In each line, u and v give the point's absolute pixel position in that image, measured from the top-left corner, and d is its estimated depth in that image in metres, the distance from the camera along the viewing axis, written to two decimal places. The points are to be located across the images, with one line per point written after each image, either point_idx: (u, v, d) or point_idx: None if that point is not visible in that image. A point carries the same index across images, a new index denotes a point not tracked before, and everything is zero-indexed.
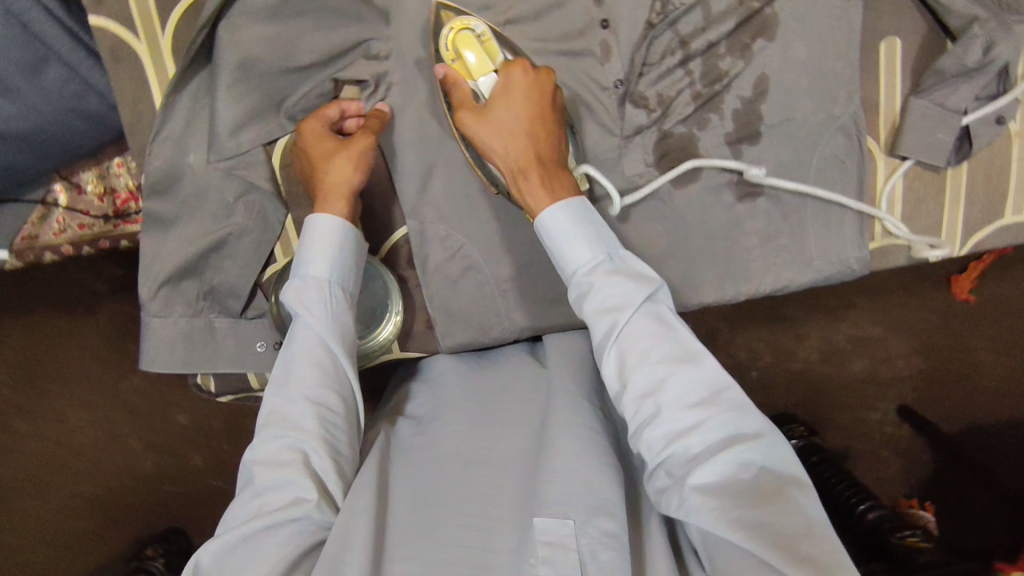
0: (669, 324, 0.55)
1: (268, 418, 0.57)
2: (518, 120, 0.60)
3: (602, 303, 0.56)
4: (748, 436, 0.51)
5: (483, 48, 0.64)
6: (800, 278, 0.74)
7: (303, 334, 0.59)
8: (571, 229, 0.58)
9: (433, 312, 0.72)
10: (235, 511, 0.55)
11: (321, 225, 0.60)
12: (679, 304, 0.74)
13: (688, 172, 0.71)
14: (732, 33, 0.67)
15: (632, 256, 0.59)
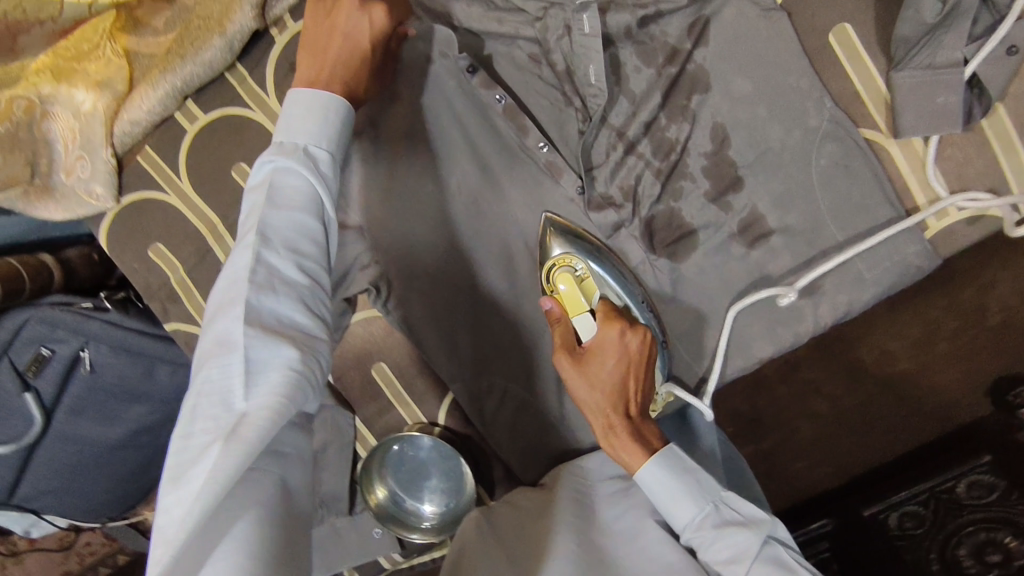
0: (790, 568, 0.55)
1: (257, 278, 0.51)
2: (614, 386, 0.62)
3: (721, 555, 0.56)
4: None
5: (582, 287, 0.67)
6: (858, 296, 0.65)
7: (287, 192, 0.55)
8: (672, 482, 0.59)
9: (506, 456, 0.77)
10: (203, 433, 0.46)
11: (321, 97, 0.59)
12: (737, 368, 0.70)
13: (686, 244, 0.68)
14: (664, 102, 0.65)
15: (740, 499, 0.59)
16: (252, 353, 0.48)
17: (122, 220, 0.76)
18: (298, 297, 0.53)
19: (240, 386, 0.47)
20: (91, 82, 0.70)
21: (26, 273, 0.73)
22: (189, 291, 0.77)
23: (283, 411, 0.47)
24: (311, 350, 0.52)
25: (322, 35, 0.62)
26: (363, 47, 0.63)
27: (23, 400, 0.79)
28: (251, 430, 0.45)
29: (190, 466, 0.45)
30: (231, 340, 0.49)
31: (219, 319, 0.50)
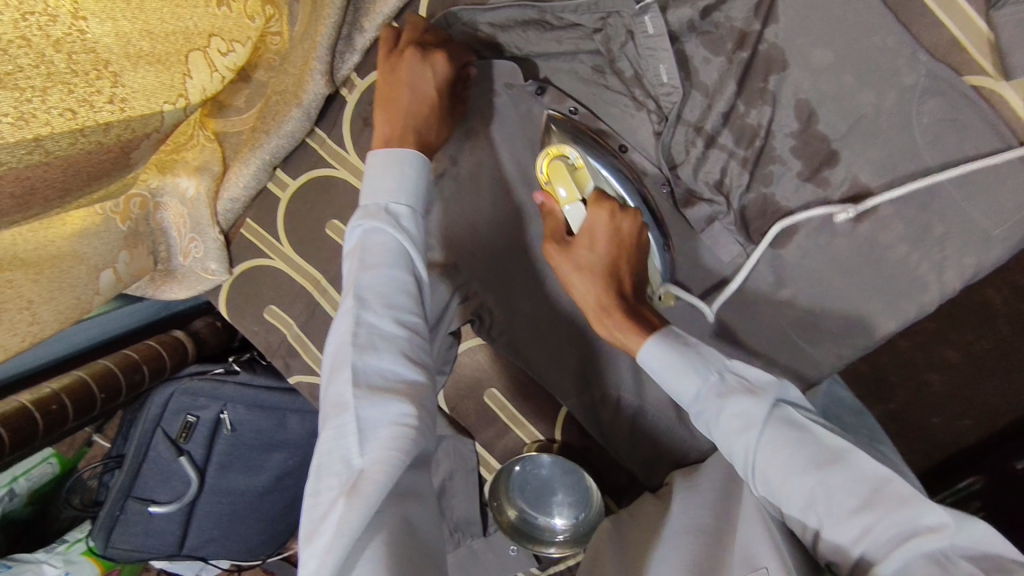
0: (805, 423, 0.51)
1: (357, 340, 0.54)
2: (601, 267, 0.59)
3: (729, 428, 0.52)
4: (926, 529, 0.43)
5: (575, 178, 0.64)
6: (988, 256, 0.60)
7: (377, 253, 0.58)
8: (674, 359, 0.55)
9: (629, 465, 0.76)
10: (330, 491, 0.50)
11: (397, 155, 0.61)
12: (859, 348, 0.66)
13: (785, 227, 0.65)
14: (741, 89, 0.62)
15: (745, 365, 0.55)
16: (363, 413, 0.52)
17: (239, 287, 0.83)
18: (400, 349, 0.56)
19: (356, 445, 0.50)
20: (191, 169, 0.74)
21: (165, 350, 0.80)
22: (306, 345, 0.81)
23: (396, 464, 0.49)
24: (420, 396, 0.54)
25: (388, 93, 0.64)
26: (432, 96, 0.64)
27: (179, 463, 0.87)
28: (370, 486, 0.48)
29: (323, 522, 0.49)
30: (343, 403, 0.52)
31: (332, 383, 0.54)
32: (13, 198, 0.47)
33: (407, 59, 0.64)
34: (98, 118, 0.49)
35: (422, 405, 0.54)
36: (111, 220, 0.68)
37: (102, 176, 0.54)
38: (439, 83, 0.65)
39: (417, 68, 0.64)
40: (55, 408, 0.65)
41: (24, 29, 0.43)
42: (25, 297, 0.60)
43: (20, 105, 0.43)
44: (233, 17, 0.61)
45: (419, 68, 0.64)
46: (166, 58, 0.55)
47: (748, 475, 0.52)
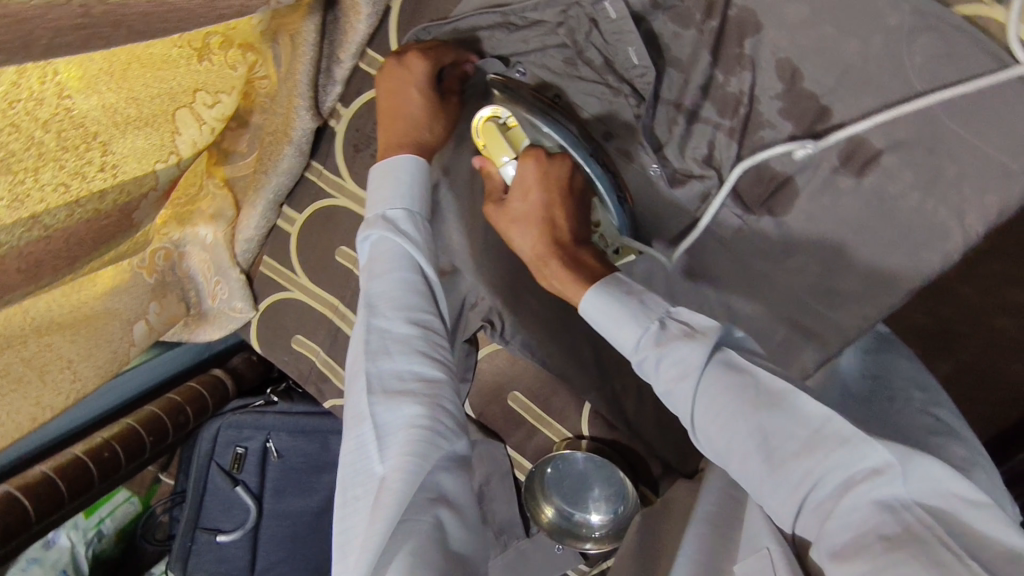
0: (742, 368, 0.50)
1: (370, 347, 0.56)
2: (535, 217, 0.62)
3: (669, 376, 0.51)
4: (868, 471, 0.43)
5: (508, 139, 0.64)
6: (1012, 193, 0.55)
7: (384, 259, 0.60)
8: (614, 306, 0.55)
9: (661, 451, 0.75)
10: (359, 500, 0.52)
11: (395, 162, 0.63)
12: (885, 308, 0.62)
13: (785, 192, 0.63)
14: (717, 58, 0.61)
15: (687, 311, 0.54)
16: (381, 420, 0.53)
17: (265, 322, 0.86)
18: (412, 348, 0.57)
19: (377, 454, 0.52)
20: (206, 218, 0.77)
21: (207, 390, 0.85)
22: (335, 369, 0.84)
23: (414, 468, 0.50)
24: (437, 393, 0.55)
25: (381, 106, 0.67)
26: (415, 99, 0.66)
27: (236, 493, 0.91)
28: (393, 494, 0.50)
29: (355, 532, 0.51)
30: (361, 412, 0.54)
31: (351, 392, 0.56)
32: (22, 270, 0.51)
33: (388, 67, 0.67)
34: (91, 187, 0.53)
35: (439, 401, 0.55)
36: (139, 275, 0.73)
37: (108, 239, 0.59)
38: (424, 85, 0.66)
39: (398, 75, 0.66)
40: (108, 454, 0.70)
41: (13, 117, 0.45)
42: (65, 357, 0.65)
43: (14, 186, 0.47)
44: (216, 68, 0.63)
45: (399, 75, 0.66)
46: (153, 120, 0.58)
47: (692, 424, 0.51)
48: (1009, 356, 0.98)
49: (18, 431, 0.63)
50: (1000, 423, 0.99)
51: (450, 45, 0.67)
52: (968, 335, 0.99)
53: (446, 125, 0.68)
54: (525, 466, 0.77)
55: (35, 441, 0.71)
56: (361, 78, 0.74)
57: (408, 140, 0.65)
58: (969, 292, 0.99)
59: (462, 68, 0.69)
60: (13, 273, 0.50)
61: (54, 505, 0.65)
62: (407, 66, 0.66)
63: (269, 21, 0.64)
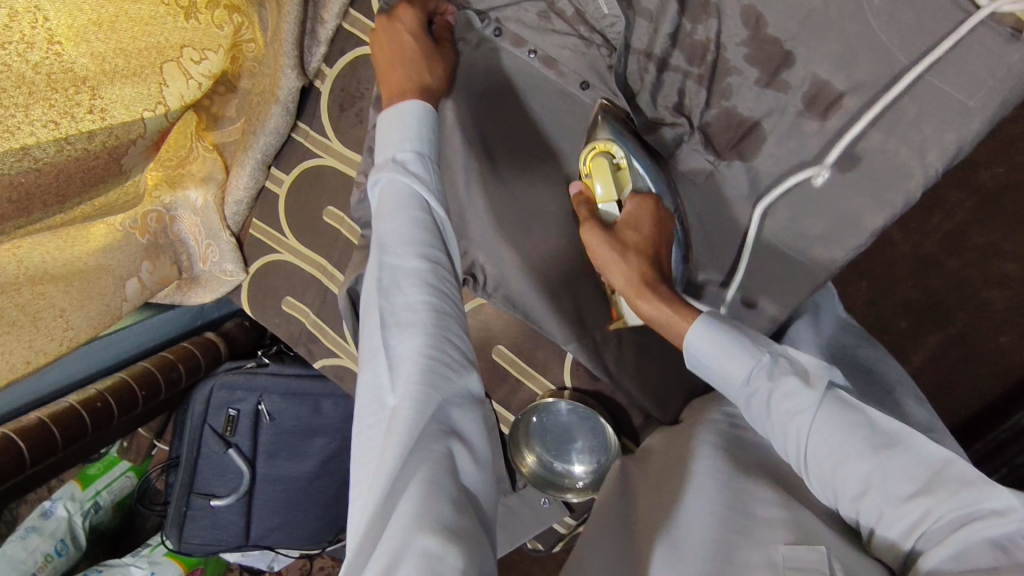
0: (859, 412, 0.54)
1: (381, 282, 0.57)
2: (647, 249, 0.63)
3: (783, 408, 0.55)
4: (988, 512, 0.44)
5: (615, 177, 0.66)
6: (969, 130, 0.57)
7: (393, 200, 0.61)
8: (727, 338, 0.59)
9: (641, 401, 0.77)
10: (372, 429, 0.53)
11: (403, 108, 0.65)
12: (854, 248, 0.64)
13: (754, 138, 0.65)
14: (684, 7, 0.62)
15: (795, 354, 0.59)
16: (393, 352, 0.55)
17: (256, 284, 0.88)
18: (422, 282, 0.58)
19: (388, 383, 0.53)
20: (197, 181, 0.80)
21: (198, 350, 0.87)
22: (324, 329, 0.86)
23: (421, 395, 0.51)
24: (446, 326, 0.56)
25: (378, 61, 0.69)
26: (409, 43, 0.68)
27: (230, 456, 0.94)
28: (401, 420, 0.50)
29: (367, 456, 0.52)
30: (374, 345, 0.56)
31: (366, 327, 0.58)
32: (12, 202, 0.53)
33: (380, 24, 0.70)
34: (80, 127, 0.55)
35: (447, 334, 0.56)
36: (131, 235, 0.74)
37: (97, 183, 0.61)
38: (415, 29, 0.69)
39: (390, 27, 0.69)
40: (101, 405, 0.72)
41: (4, 57, 0.48)
42: (58, 305, 0.67)
43: (6, 120, 0.49)
44: (203, 28, 0.66)
45: (391, 27, 0.69)
46: (141, 71, 0.60)
47: (803, 462, 0.54)
48: (996, 328, 1.00)
49: (12, 375, 0.64)
50: (986, 395, 1.02)
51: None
52: (956, 307, 1.02)
53: (443, 68, 0.70)
54: (507, 418, 0.79)
55: (35, 393, 0.73)
56: (343, 38, 0.77)
57: (411, 82, 0.67)
58: (956, 264, 1.00)
59: (446, 19, 0.72)
60: (5, 206, 0.52)
61: (49, 451, 0.67)
62: (397, 18, 0.69)
63: None
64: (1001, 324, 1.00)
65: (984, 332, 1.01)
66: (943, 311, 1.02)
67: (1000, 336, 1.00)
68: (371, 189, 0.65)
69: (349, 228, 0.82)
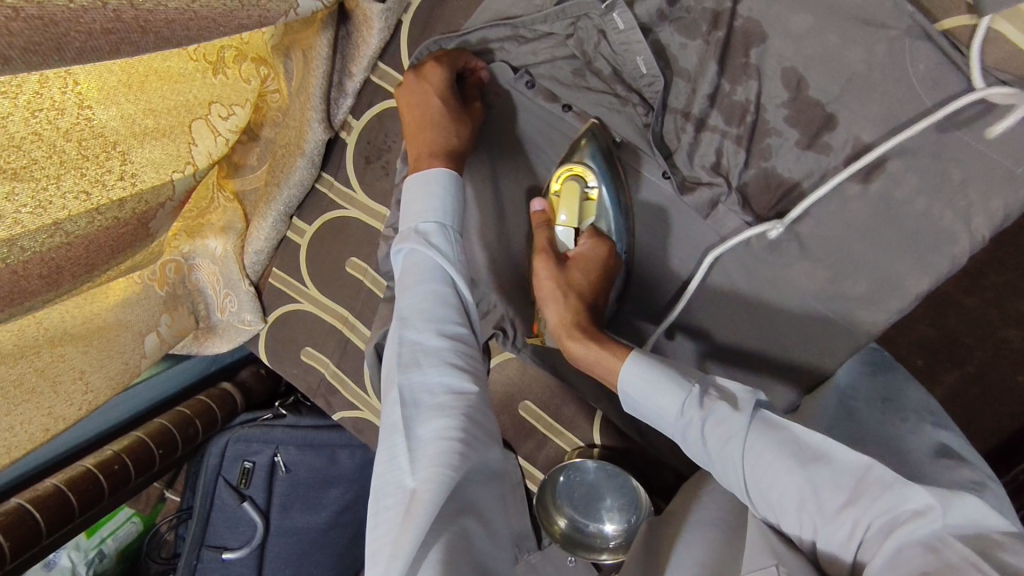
0: (781, 425, 0.51)
1: (402, 359, 0.57)
2: (586, 293, 0.62)
3: (716, 436, 0.52)
4: (911, 513, 0.42)
5: (581, 206, 0.66)
6: (1015, 197, 0.55)
7: (417, 273, 0.61)
8: (656, 372, 0.55)
9: (673, 460, 0.74)
10: (390, 512, 0.51)
11: (428, 175, 0.64)
12: (895, 312, 0.62)
13: (794, 199, 0.63)
14: (723, 68, 0.62)
15: (720, 379, 0.56)
16: (413, 433, 0.53)
17: (274, 334, 0.87)
18: (444, 361, 0.57)
19: (408, 466, 0.52)
20: (217, 230, 0.77)
21: (215, 403, 0.85)
22: (344, 381, 0.84)
23: (443, 478, 0.49)
24: (469, 407, 0.55)
25: (406, 122, 0.68)
26: (437, 104, 0.67)
27: (243, 509, 0.90)
28: (421, 506, 0.48)
29: (382, 542, 0.50)
30: (394, 423, 0.54)
31: (387, 406, 0.57)
32: (42, 278, 0.50)
33: (408, 78, 0.68)
34: (111, 196, 0.53)
35: (472, 416, 0.54)
36: (150, 288, 0.72)
37: (125, 248, 0.58)
38: (445, 89, 0.67)
39: (419, 86, 0.68)
40: (118, 467, 0.70)
41: (35, 125, 0.46)
42: (77, 367, 0.65)
43: (37, 195, 0.47)
44: (231, 82, 0.65)
45: (421, 85, 0.68)
46: (170, 131, 0.58)
47: (746, 491, 0.50)
48: (1013, 367, 0.94)
49: (30, 443, 0.62)
50: (1003, 437, 0.95)
51: (456, 51, 0.69)
52: (972, 347, 0.96)
53: (471, 130, 0.68)
54: (542, 476, 0.78)
55: (46, 455, 0.70)
56: (372, 91, 0.77)
57: (438, 148, 0.66)
58: (974, 303, 0.95)
59: (478, 75, 0.70)
60: (34, 282, 0.49)
61: (64, 518, 0.64)
62: (426, 77, 0.68)
63: (280, 35, 0.66)
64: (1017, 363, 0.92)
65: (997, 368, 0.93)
66: (962, 348, 0.96)
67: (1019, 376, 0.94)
68: (394, 258, 0.65)
69: (373, 279, 0.81)
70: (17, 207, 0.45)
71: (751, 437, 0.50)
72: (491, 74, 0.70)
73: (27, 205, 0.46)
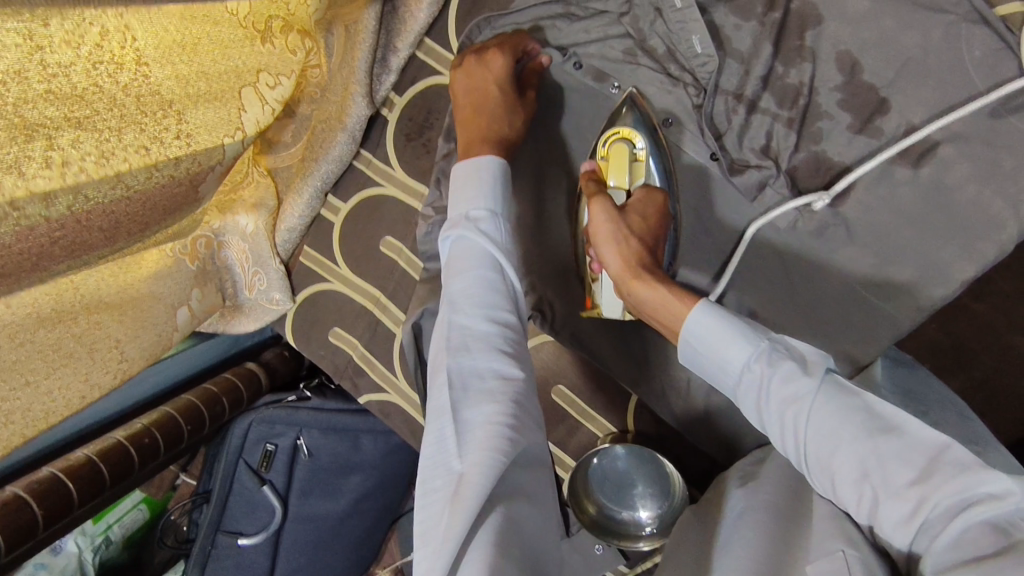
0: (855, 392, 0.49)
1: (451, 343, 0.55)
2: (648, 239, 0.61)
3: (781, 394, 0.50)
4: (985, 497, 0.40)
5: (631, 167, 0.65)
6: None
7: (464, 257, 0.60)
8: (728, 323, 0.55)
9: (707, 448, 0.74)
10: (437, 497, 0.48)
11: (474, 162, 0.64)
12: (940, 299, 0.62)
13: (844, 183, 0.63)
14: (778, 50, 0.62)
15: (792, 340, 0.55)
16: (461, 416, 0.51)
17: (302, 314, 0.86)
18: (492, 348, 0.55)
19: (454, 449, 0.49)
20: (248, 206, 0.76)
21: (242, 383, 0.83)
22: (372, 363, 0.83)
23: (495, 464, 0.47)
24: (517, 395, 0.53)
25: (462, 102, 0.69)
26: (492, 90, 0.67)
27: (263, 493, 0.88)
28: (470, 489, 0.46)
29: (428, 527, 0.47)
30: (441, 406, 0.52)
31: (434, 390, 0.54)
32: (102, 231, 0.49)
33: (464, 60, 0.69)
34: (168, 153, 0.52)
35: (519, 404, 0.52)
36: (181, 262, 0.71)
37: (176, 211, 0.58)
38: (501, 75, 0.67)
39: (474, 70, 0.68)
40: (148, 441, 0.68)
41: (96, 77, 0.45)
42: (113, 335, 0.63)
43: (101, 145, 0.46)
44: (278, 53, 0.63)
45: (478, 69, 0.68)
46: (222, 95, 0.58)
47: (802, 455, 0.49)
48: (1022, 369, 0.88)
49: (70, 410, 0.59)
50: None
51: (521, 36, 0.69)
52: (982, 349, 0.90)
53: (524, 117, 0.68)
54: (576, 462, 0.77)
55: (75, 429, 0.68)
56: (416, 68, 0.77)
57: (487, 132, 0.66)
58: (984, 308, 0.89)
59: (539, 59, 0.69)
60: (95, 234, 0.48)
61: (96, 491, 0.62)
62: (483, 62, 0.68)
63: (324, 8, 0.65)
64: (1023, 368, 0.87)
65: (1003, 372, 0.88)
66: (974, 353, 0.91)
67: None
68: (442, 243, 0.64)
69: (408, 259, 0.80)
70: (82, 155, 0.44)
71: (820, 400, 0.48)
72: (548, 60, 0.69)
73: (91, 154, 0.45)
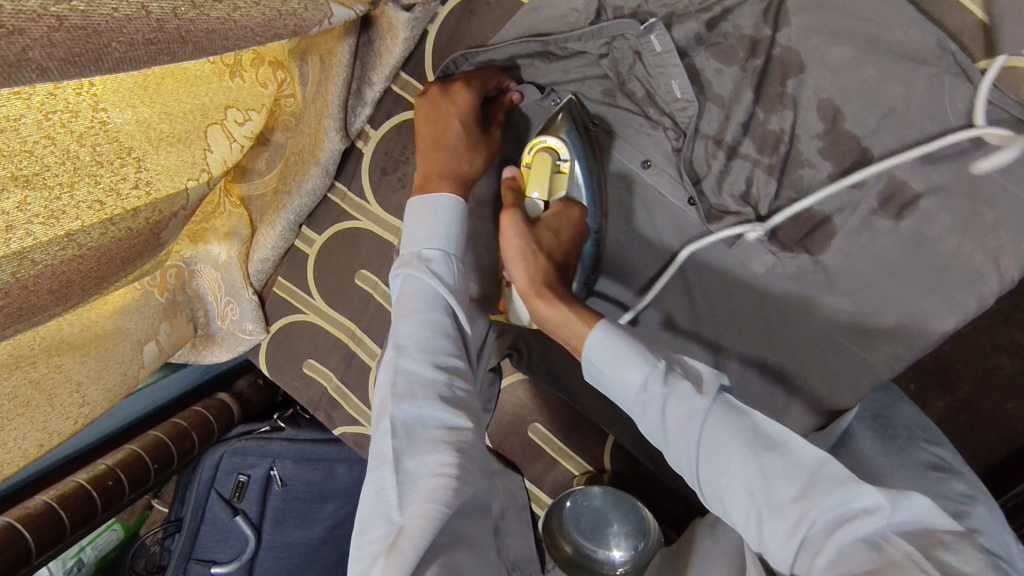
0: (741, 411, 0.49)
1: (396, 389, 0.53)
2: (553, 257, 0.62)
3: (674, 418, 0.50)
4: (860, 511, 0.41)
5: (552, 178, 0.66)
6: None
7: (413, 298, 0.58)
8: (621, 342, 0.54)
9: (683, 489, 0.73)
10: (374, 551, 0.47)
11: (432, 201, 0.62)
12: (919, 349, 0.61)
13: (823, 232, 0.62)
14: (759, 96, 0.61)
15: (689, 358, 0.54)
16: (404, 467, 0.49)
17: (276, 345, 0.84)
18: (439, 394, 0.53)
19: (397, 501, 0.48)
20: (221, 236, 0.74)
21: (212, 415, 0.82)
22: (347, 396, 0.82)
23: (435, 518, 0.45)
24: (463, 444, 0.51)
25: (422, 134, 0.67)
26: (456, 127, 0.65)
27: (236, 523, 0.87)
28: (408, 541, 0.44)
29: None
30: (384, 455, 0.50)
31: (377, 437, 0.52)
32: (51, 292, 0.46)
33: (429, 93, 0.68)
34: (125, 205, 0.50)
35: (466, 454, 0.51)
36: (150, 294, 0.69)
37: (135, 259, 0.56)
38: (466, 113, 0.66)
39: (440, 106, 0.66)
40: (112, 483, 0.67)
41: (48, 129, 0.43)
42: (74, 379, 0.61)
43: (49, 204, 0.44)
44: (247, 87, 0.62)
45: (444, 104, 0.66)
46: (187, 137, 0.56)
47: (696, 475, 0.49)
48: (1000, 395, 0.87)
49: (24, 459, 0.59)
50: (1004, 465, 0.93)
51: (490, 72, 0.69)
52: (963, 373, 0.88)
53: (487, 156, 0.67)
54: (550, 500, 0.75)
55: (39, 465, 0.68)
56: (392, 101, 0.75)
57: (452, 171, 0.64)
58: (968, 331, 0.87)
59: (509, 97, 0.70)
60: (43, 296, 0.46)
61: (56, 538, 0.61)
62: (449, 98, 0.66)
63: (296, 40, 0.63)
64: (1006, 391, 0.86)
65: (986, 398, 0.87)
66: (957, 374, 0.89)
67: (1008, 405, 0.86)
68: (392, 281, 0.62)
69: (383, 293, 0.79)
70: (29, 218, 0.43)
71: (712, 419, 0.48)
72: (519, 98, 0.70)
73: (39, 215, 0.43)
